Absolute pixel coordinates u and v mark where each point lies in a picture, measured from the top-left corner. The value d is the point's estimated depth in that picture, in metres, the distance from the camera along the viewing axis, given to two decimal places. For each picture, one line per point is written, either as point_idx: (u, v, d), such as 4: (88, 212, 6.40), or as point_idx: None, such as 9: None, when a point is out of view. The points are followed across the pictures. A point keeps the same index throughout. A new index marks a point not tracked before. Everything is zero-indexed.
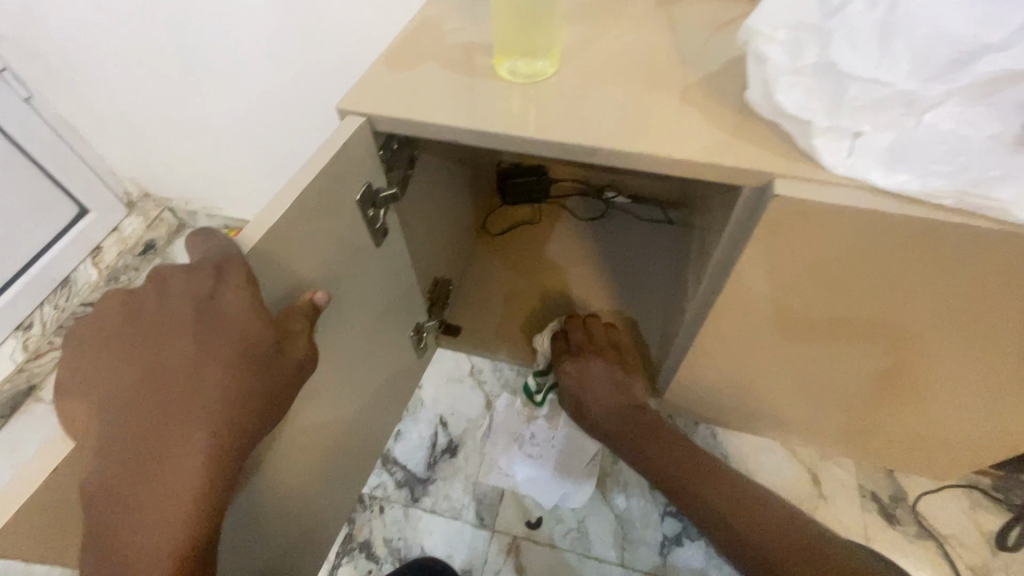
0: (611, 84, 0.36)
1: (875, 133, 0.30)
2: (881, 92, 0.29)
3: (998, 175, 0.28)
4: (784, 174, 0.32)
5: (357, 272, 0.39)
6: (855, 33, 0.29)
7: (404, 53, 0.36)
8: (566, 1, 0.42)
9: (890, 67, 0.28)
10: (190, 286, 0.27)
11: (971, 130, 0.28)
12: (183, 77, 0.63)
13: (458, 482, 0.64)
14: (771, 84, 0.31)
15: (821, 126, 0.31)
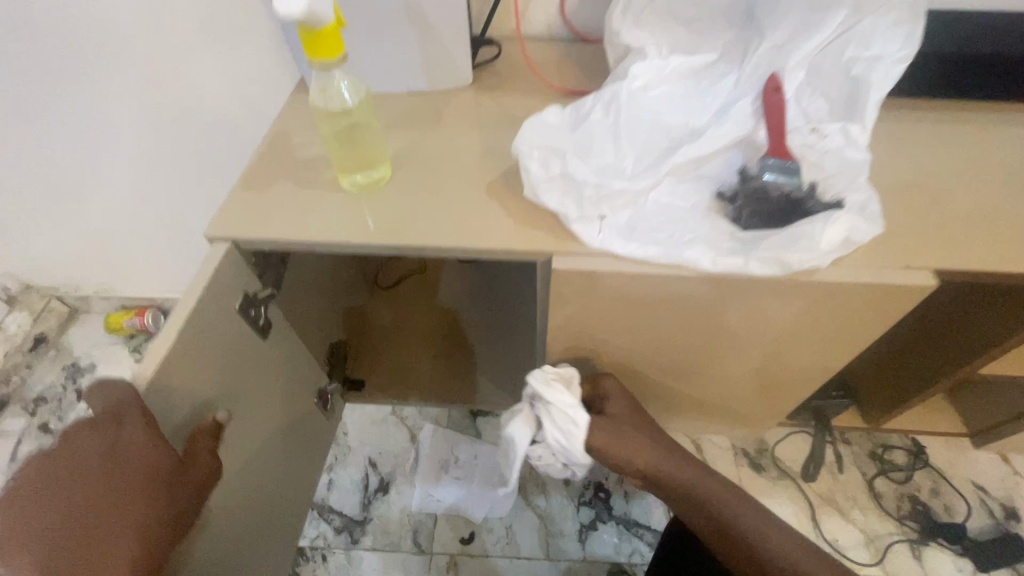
0: (426, 183, 0.44)
1: (613, 215, 0.39)
2: (607, 188, 0.39)
3: (692, 236, 0.38)
4: (561, 252, 0.39)
5: (250, 365, 0.48)
6: (580, 149, 0.39)
7: (256, 178, 0.45)
8: (389, 111, 0.51)
9: (605, 173, 0.39)
10: (94, 436, 0.35)
11: (669, 204, 0.40)
12: (67, 166, 0.71)
13: (394, 516, 0.88)
14: (534, 187, 0.39)
15: (575, 215, 0.38)
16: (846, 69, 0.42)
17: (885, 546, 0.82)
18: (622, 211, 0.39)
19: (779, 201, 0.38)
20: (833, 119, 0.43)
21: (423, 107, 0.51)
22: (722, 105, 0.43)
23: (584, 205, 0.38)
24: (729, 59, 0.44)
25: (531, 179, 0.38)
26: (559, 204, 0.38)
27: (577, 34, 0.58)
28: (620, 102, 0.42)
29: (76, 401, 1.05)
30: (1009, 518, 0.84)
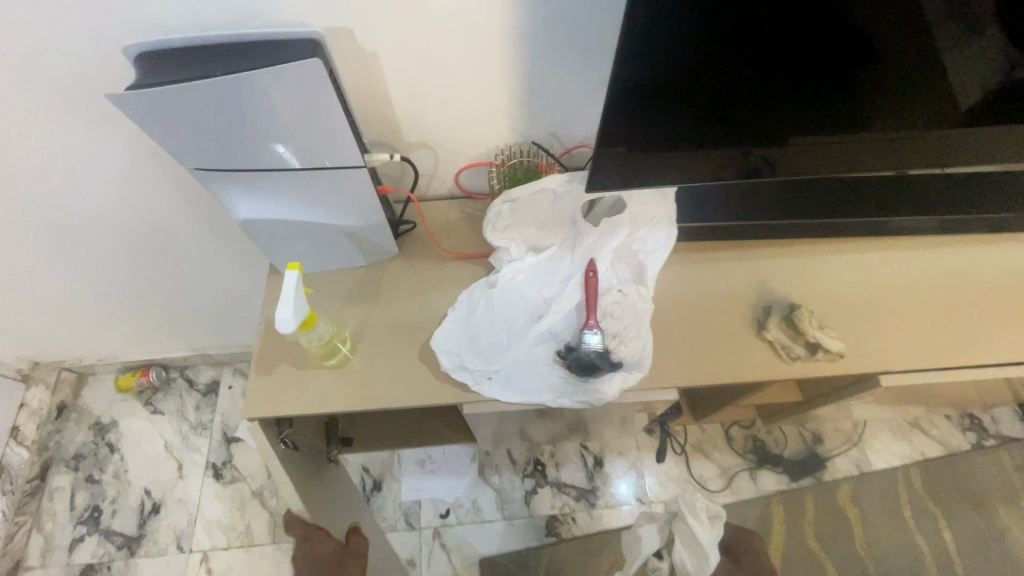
0: (378, 353, 0.68)
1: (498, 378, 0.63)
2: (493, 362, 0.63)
3: (546, 383, 0.63)
4: (469, 402, 0.64)
5: (306, 470, 0.73)
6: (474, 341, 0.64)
7: (263, 365, 0.67)
8: (342, 286, 0.72)
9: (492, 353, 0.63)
10: (306, 549, 0.66)
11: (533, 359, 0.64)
12: (78, 274, 0.92)
13: (389, 505, 1.19)
14: (449, 371, 0.63)
15: (474, 387, 0.63)
16: (633, 250, 0.68)
17: (732, 474, 1.19)
18: (500, 374, 0.63)
19: (592, 355, 0.63)
20: (632, 280, 0.68)
21: (367, 279, 0.73)
22: (560, 281, 0.67)
23: (477, 377, 0.62)
24: (563, 248, 0.68)
25: (446, 369, 0.62)
26: (462, 377, 0.62)
27: (470, 193, 0.79)
28: (496, 295, 0.66)
29: (110, 453, 1.28)
30: (815, 442, 1.22)
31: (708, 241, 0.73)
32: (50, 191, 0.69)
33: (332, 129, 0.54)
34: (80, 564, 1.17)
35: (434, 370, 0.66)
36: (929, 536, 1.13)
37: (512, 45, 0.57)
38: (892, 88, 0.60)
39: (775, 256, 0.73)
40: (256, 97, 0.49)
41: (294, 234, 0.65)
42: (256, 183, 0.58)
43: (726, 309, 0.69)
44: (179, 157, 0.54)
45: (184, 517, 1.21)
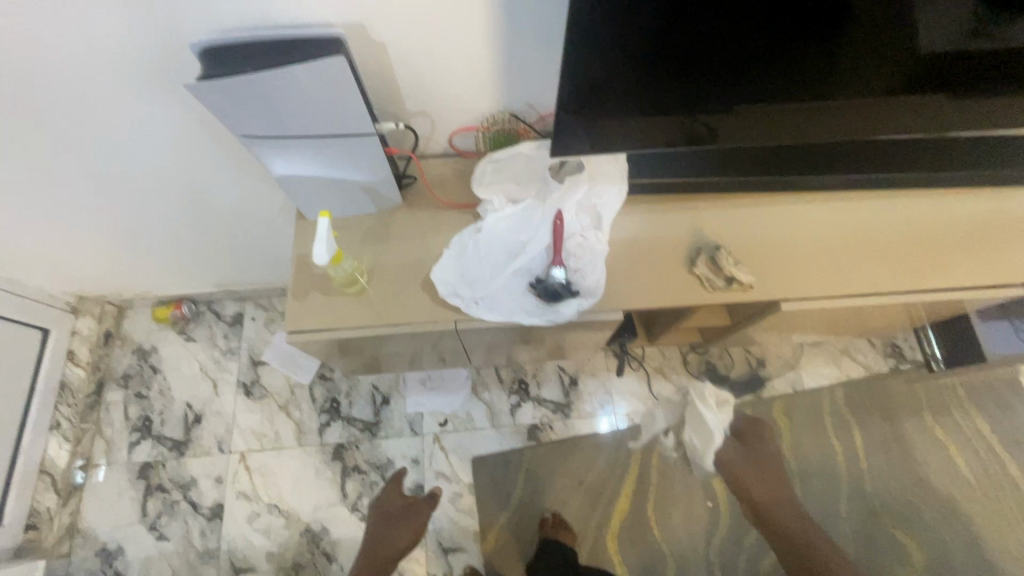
0: (388, 283, 0.85)
1: (484, 302, 0.81)
2: (480, 290, 0.81)
3: (522, 307, 0.81)
4: (461, 320, 0.82)
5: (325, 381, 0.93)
6: (466, 273, 0.81)
7: (298, 293, 0.85)
8: (357, 230, 0.89)
9: (479, 283, 0.81)
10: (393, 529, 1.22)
11: (512, 290, 0.82)
12: (122, 223, 1.08)
13: (397, 415, 1.42)
14: (445, 296, 0.80)
15: (466, 308, 0.80)
16: (592, 203, 0.84)
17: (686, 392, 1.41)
18: (484, 300, 0.80)
19: (556, 286, 0.81)
20: (592, 227, 0.84)
21: (377, 224, 0.89)
22: (534, 227, 0.84)
23: (466, 302, 0.80)
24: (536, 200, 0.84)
25: (443, 294, 0.80)
26: (454, 302, 0.80)
27: (462, 151, 0.93)
28: (482, 238, 0.83)
29: (154, 374, 1.49)
30: (759, 366, 1.43)
31: (657, 194, 0.89)
32: (114, 153, 0.85)
33: (351, 108, 0.69)
34: (139, 462, 1.40)
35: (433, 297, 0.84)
36: (844, 441, 1.36)
37: (492, 34, 0.71)
38: (840, 46, 0.71)
39: (712, 206, 0.89)
40: (286, 80, 0.63)
41: (319, 188, 0.81)
42: (291, 149, 0.74)
43: (667, 250, 0.86)
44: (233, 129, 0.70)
45: (223, 425, 1.43)
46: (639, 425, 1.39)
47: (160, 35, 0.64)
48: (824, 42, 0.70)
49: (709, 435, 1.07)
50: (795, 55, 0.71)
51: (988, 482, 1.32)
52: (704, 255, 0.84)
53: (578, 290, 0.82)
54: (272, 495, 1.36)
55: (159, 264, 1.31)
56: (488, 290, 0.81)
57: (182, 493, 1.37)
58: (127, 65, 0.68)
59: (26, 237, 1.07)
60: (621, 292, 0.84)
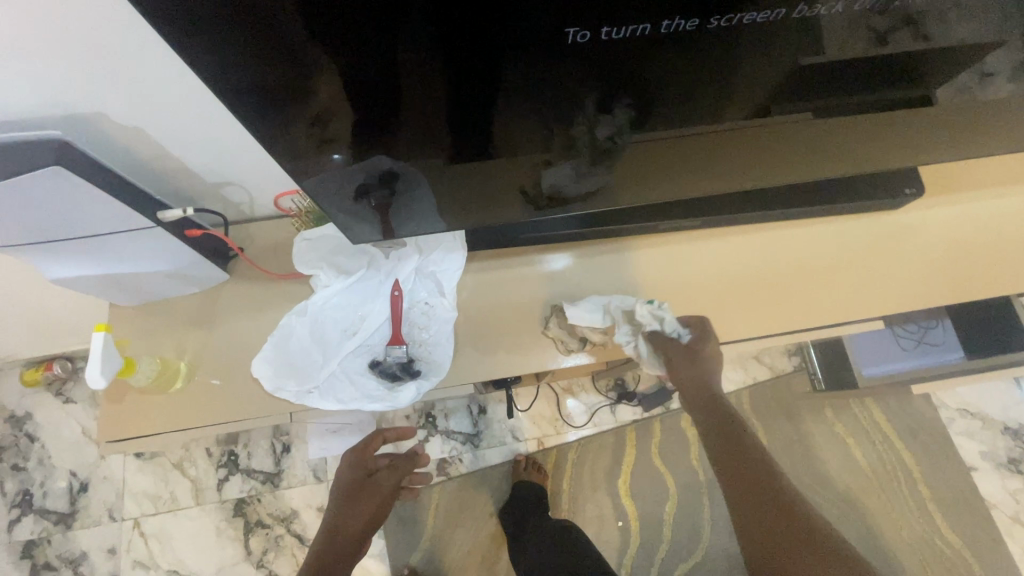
0: (216, 375, 0.78)
1: (317, 391, 0.73)
2: (312, 379, 0.73)
3: (361, 393, 0.74)
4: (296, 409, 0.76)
5: None
6: (293, 362, 0.74)
7: (111, 395, 0.76)
8: (180, 314, 0.80)
9: (310, 371, 0.74)
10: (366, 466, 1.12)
11: (349, 373, 0.75)
12: None
13: (299, 463, 1.36)
14: (273, 390, 0.73)
15: (297, 400, 0.73)
16: (431, 270, 0.77)
17: (595, 409, 1.39)
18: (316, 388, 0.73)
19: (395, 367, 0.75)
20: (434, 293, 0.77)
21: (201, 304, 0.80)
22: (369, 301, 0.76)
23: (297, 393, 0.73)
24: (371, 269, 0.76)
25: (269, 388, 0.72)
26: (283, 396, 0.73)
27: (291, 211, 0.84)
28: (312, 315, 0.75)
29: (31, 442, 1.38)
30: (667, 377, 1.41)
31: (507, 248, 0.83)
32: None
33: (108, 204, 0.59)
34: (22, 541, 1.31)
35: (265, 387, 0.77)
36: None
37: None
38: (673, 102, 0.54)
39: (567, 256, 0.84)
40: (26, 184, 0.53)
41: (117, 283, 0.72)
42: (56, 252, 0.64)
43: (519, 311, 0.81)
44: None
45: (112, 491, 1.34)
46: (548, 449, 1.37)
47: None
48: (651, 102, 0.53)
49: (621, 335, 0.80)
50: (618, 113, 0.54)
51: (885, 473, 1.36)
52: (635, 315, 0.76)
53: (421, 365, 0.76)
54: (170, 561, 1.29)
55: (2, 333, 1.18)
56: (320, 376, 0.73)
57: (73, 570, 1.29)
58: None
59: None
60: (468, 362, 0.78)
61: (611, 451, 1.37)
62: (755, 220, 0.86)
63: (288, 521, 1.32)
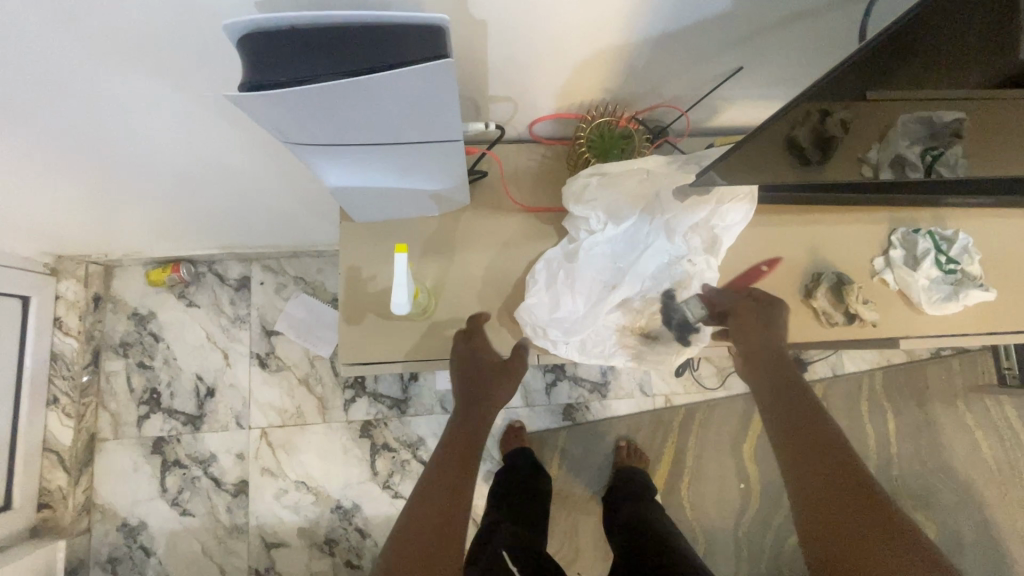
0: (459, 306, 0.73)
1: (573, 340, 0.70)
2: (572, 330, 0.70)
3: (616, 349, 0.71)
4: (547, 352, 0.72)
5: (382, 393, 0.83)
6: (556, 305, 0.70)
7: (351, 313, 0.71)
8: (419, 237, 0.74)
9: (571, 318, 0.70)
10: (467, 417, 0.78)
11: (608, 326, 0.71)
12: (113, 185, 0.92)
13: (426, 391, 1.35)
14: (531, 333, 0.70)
15: (552, 346, 0.70)
16: (711, 224, 0.70)
17: (726, 374, 1.38)
18: (573, 341, 0.70)
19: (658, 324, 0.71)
20: (705, 250, 0.71)
21: (442, 229, 0.74)
22: (637, 253, 0.70)
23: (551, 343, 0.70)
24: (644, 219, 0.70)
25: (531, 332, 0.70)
26: (540, 342, 0.70)
27: (541, 138, 0.78)
28: (583, 256, 0.70)
29: (156, 342, 1.37)
30: (801, 349, 1.38)
31: (769, 204, 0.76)
32: (111, 123, 0.69)
33: (444, 115, 0.51)
34: (151, 437, 1.32)
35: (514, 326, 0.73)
36: (877, 426, 1.37)
37: (628, 15, 0.53)
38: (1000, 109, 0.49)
39: (831, 221, 0.77)
40: (387, 82, 0.44)
41: (381, 194, 0.65)
42: (348, 155, 0.57)
43: (782, 275, 0.75)
44: (283, 135, 0.53)
45: (239, 399, 1.34)
46: (676, 406, 1.37)
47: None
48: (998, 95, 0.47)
49: (929, 287, 0.73)
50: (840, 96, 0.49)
51: (1008, 468, 1.36)
52: (894, 256, 0.74)
53: (683, 330, 0.71)
54: (298, 471, 1.31)
55: (148, 221, 1.14)
56: (578, 330, 0.70)
57: (202, 469, 1.31)
58: (133, 21, 0.50)
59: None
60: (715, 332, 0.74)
61: (740, 414, 1.36)
62: None
63: (414, 447, 1.33)
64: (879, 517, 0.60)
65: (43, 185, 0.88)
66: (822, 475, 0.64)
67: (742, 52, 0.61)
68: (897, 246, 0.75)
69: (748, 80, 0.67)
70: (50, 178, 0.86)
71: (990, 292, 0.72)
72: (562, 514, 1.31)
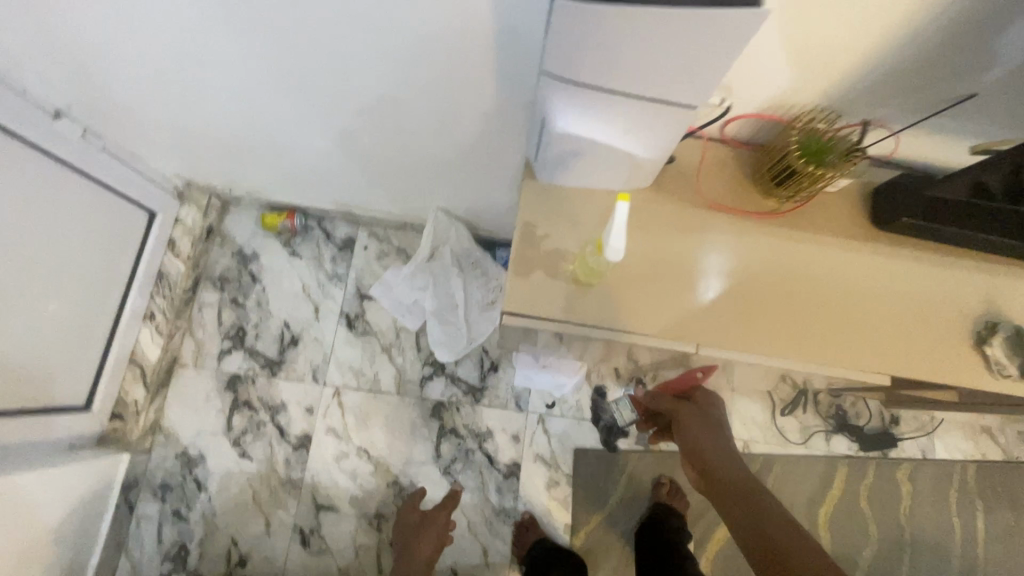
0: (625, 279, 0.72)
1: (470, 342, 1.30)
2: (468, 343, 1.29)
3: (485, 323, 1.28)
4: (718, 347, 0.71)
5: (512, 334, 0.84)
6: (444, 342, 1.30)
7: (521, 261, 0.72)
8: (597, 205, 0.75)
9: (450, 336, 1.29)
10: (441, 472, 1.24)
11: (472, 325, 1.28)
12: (282, 118, 0.97)
13: (503, 384, 1.34)
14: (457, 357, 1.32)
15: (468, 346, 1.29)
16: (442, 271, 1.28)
17: (810, 434, 1.33)
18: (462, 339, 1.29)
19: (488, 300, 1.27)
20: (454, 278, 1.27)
21: (623, 201, 0.75)
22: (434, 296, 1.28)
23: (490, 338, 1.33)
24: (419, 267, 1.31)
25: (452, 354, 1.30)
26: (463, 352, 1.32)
27: (730, 140, 0.78)
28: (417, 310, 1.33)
29: (253, 284, 1.39)
30: (892, 424, 1.34)
31: (938, 246, 0.77)
32: (342, 47, 0.74)
33: (721, 68, 0.50)
34: (228, 373, 1.33)
35: (658, 308, 0.72)
36: (965, 522, 1.29)
37: (904, 19, 0.55)
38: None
39: (1019, 275, 0.75)
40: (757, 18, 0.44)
41: (592, 154, 0.66)
42: (624, 108, 0.58)
43: (949, 315, 0.74)
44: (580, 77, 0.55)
45: (320, 354, 1.34)
46: (754, 455, 1.31)
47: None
48: None
49: None
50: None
51: None
52: None
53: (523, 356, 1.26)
54: (363, 439, 1.29)
55: (284, 163, 1.17)
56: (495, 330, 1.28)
57: (270, 415, 1.30)
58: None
59: (163, 100, 0.95)
60: (823, 355, 0.72)
61: (820, 477, 1.31)
62: None
63: (481, 439, 1.30)
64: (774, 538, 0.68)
65: (226, 101, 0.93)
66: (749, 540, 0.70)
67: (976, 80, 0.61)
68: None
69: (971, 113, 0.65)
70: (240, 92, 0.90)
71: None
72: (616, 543, 1.26)
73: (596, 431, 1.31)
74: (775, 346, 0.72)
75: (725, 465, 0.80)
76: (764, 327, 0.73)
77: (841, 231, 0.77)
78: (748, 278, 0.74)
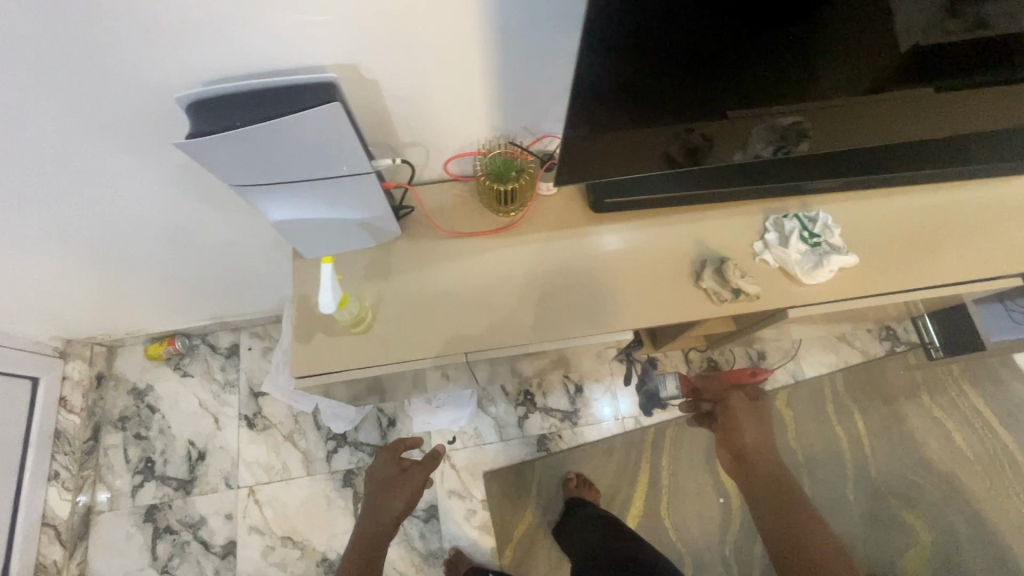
0: (400, 318, 0.84)
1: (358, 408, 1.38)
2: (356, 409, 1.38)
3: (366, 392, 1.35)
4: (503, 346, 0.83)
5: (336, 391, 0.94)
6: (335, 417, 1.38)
7: (301, 329, 0.83)
8: (358, 263, 0.87)
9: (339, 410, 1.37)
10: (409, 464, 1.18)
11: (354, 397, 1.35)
12: (112, 263, 1.08)
13: (404, 434, 1.41)
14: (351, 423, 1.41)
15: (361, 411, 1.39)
16: None
17: None
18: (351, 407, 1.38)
19: None
20: None
21: (380, 254, 0.88)
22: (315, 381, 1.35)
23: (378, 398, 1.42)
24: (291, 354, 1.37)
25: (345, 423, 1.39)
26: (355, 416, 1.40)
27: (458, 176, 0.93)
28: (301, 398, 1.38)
29: (152, 414, 1.46)
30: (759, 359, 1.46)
31: (652, 210, 0.91)
32: (112, 199, 0.86)
33: (346, 147, 0.66)
34: (144, 505, 1.37)
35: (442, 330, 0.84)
36: (847, 427, 1.40)
37: (499, 64, 0.70)
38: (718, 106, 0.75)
39: (716, 217, 0.91)
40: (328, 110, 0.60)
41: (319, 227, 0.79)
42: (305, 192, 0.72)
43: (671, 265, 0.88)
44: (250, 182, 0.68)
45: (228, 460, 1.41)
46: (645, 427, 1.41)
47: (142, 72, 0.62)
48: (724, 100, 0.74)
49: (802, 262, 0.84)
50: (658, 114, 0.74)
51: (986, 459, 1.37)
52: (768, 240, 0.86)
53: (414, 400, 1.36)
54: (285, 527, 1.34)
55: (142, 298, 1.27)
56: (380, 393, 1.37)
57: (193, 533, 1.35)
58: (113, 89, 0.64)
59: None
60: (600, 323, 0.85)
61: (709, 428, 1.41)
62: (885, 183, 0.92)
63: None
64: (790, 507, 1.01)
65: (52, 267, 1.04)
66: (774, 510, 1.02)
67: None
68: (769, 231, 0.87)
69: None
70: (55, 257, 1.00)
71: (853, 258, 0.84)
72: (542, 549, 1.33)
73: (499, 450, 1.40)
74: (557, 329, 0.84)
75: (760, 444, 1.11)
76: (545, 318, 0.85)
77: (571, 222, 0.91)
78: (523, 281, 0.87)
